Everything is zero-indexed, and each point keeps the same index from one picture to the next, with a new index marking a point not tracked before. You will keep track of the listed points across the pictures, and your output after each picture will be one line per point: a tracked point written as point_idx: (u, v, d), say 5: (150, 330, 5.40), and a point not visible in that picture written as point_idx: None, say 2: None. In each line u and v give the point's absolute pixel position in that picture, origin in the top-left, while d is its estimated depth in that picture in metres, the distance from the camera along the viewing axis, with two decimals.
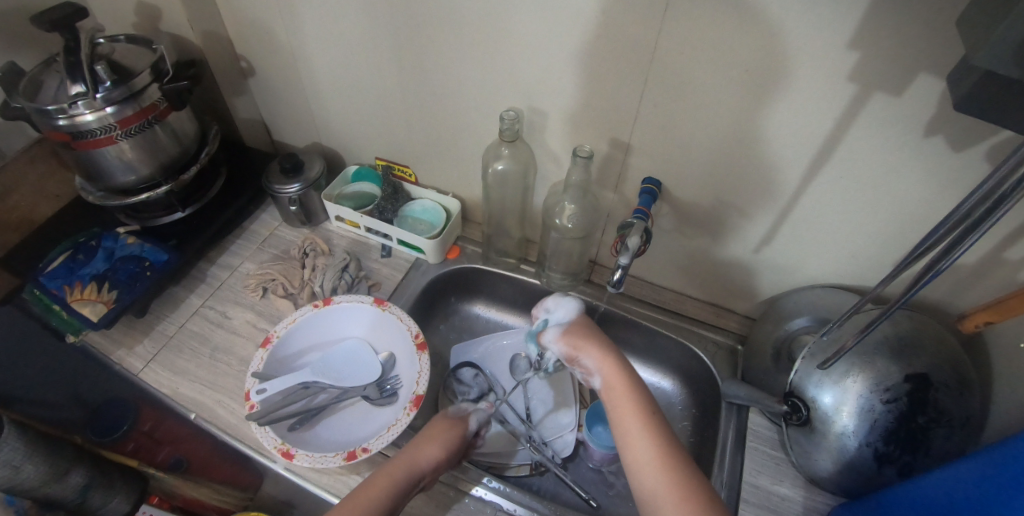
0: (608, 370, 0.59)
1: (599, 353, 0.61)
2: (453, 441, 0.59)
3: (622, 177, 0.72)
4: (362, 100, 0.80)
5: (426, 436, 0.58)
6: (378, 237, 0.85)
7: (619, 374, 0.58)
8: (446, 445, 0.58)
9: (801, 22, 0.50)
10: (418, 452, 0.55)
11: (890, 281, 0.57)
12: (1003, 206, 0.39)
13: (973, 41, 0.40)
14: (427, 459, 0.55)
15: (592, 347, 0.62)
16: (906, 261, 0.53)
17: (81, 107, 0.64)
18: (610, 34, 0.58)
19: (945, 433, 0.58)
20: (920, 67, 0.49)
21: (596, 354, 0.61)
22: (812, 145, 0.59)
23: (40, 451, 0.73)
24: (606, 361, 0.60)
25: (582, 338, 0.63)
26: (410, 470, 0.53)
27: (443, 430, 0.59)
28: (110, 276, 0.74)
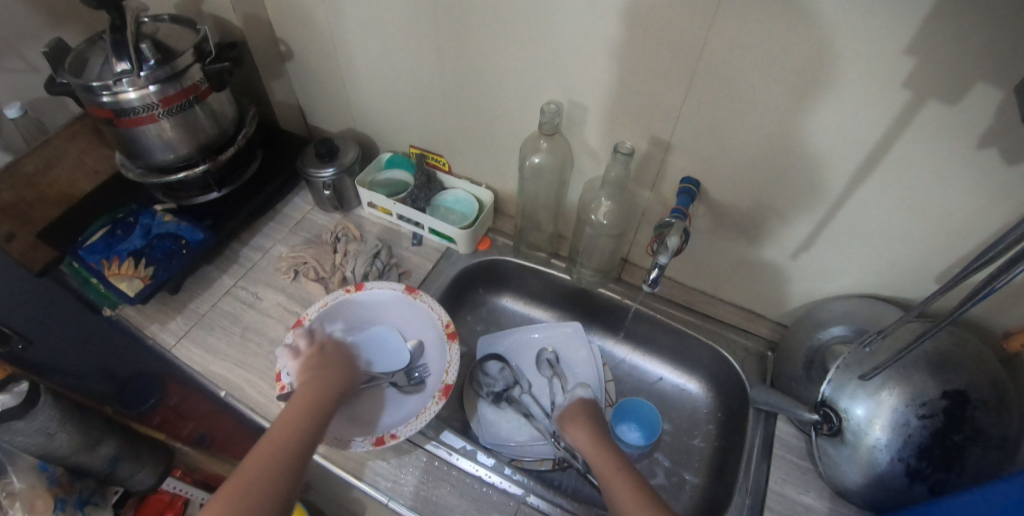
0: (594, 433, 0.61)
1: (594, 422, 0.64)
2: (330, 366, 0.62)
3: (660, 175, 0.71)
4: (399, 88, 0.80)
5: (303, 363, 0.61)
6: (409, 225, 0.85)
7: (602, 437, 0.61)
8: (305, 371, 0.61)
9: (858, 24, 0.49)
10: (307, 380, 0.59)
11: (938, 296, 0.56)
12: None
13: None
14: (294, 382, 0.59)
15: (588, 416, 0.65)
16: (962, 276, 0.52)
17: (125, 85, 0.65)
18: (657, 30, 0.57)
19: (981, 453, 0.56)
20: (981, 74, 0.47)
21: (589, 423, 0.63)
22: (860, 150, 0.58)
23: (74, 420, 0.75)
24: (595, 425, 0.63)
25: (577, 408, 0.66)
26: (320, 398, 0.57)
27: (326, 353, 0.63)
28: (147, 253, 0.75)
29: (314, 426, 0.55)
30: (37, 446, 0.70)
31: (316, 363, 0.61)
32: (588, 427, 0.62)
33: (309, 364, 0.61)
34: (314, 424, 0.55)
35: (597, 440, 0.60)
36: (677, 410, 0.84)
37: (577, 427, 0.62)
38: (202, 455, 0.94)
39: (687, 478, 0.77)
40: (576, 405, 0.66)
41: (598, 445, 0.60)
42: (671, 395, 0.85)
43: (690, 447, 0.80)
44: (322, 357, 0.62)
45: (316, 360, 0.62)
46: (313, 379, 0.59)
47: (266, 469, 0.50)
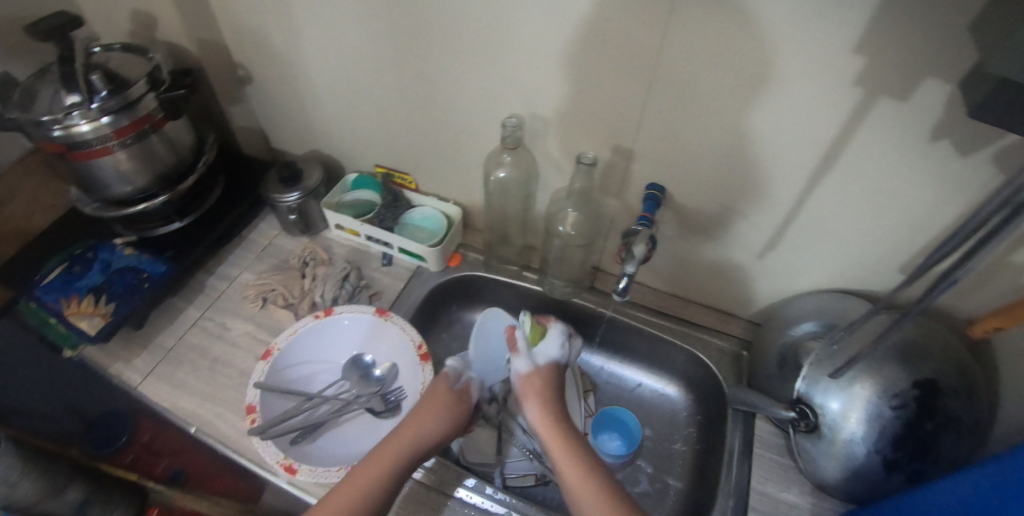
0: (548, 403, 0.65)
1: (552, 394, 0.66)
2: (455, 409, 0.62)
3: (625, 184, 0.72)
4: (361, 107, 0.80)
5: (428, 403, 0.61)
6: (378, 245, 0.84)
7: (558, 418, 0.63)
8: (445, 416, 0.61)
9: (808, 26, 0.49)
10: (420, 420, 0.59)
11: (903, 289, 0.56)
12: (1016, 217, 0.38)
13: (989, 45, 0.39)
14: (427, 433, 0.58)
15: (549, 386, 0.67)
16: (920, 271, 0.53)
17: (76, 117, 0.63)
18: (613, 41, 0.58)
19: (953, 440, 0.58)
20: (929, 71, 0.48)
21: (546, 393, 0.66)
22: (818, 149, 0.59)
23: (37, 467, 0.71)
24: (549, 394, 0.66)
25: (538, 382, 0.67)
26: (411, 440, 0.57)
27: (448, 395, 0.63)
28: (107, 288, 0.73)
29: (398, 473, 0.54)
30: None
31: (446, 402, 0.62)
32: (541, 399, 0.65)
33: (441, 403, 0.62)
34: (395, 469, 0.54)
35: (550, 413, 0.63)
36: (658, 414, 0.84)
37: (533, 403, 0.65)
38: (178, 492, 0.89)
39: (670, 483, 0.76)
40: (534, 376, 0.67)
41: (549, 417, 0.63)
42: (649, 400, 0.85)
43: (671, 452, 0.80)
44: (429, 396, 0.63)
45: (443, 404, 0.62)
46: (441, 419, 0.60)
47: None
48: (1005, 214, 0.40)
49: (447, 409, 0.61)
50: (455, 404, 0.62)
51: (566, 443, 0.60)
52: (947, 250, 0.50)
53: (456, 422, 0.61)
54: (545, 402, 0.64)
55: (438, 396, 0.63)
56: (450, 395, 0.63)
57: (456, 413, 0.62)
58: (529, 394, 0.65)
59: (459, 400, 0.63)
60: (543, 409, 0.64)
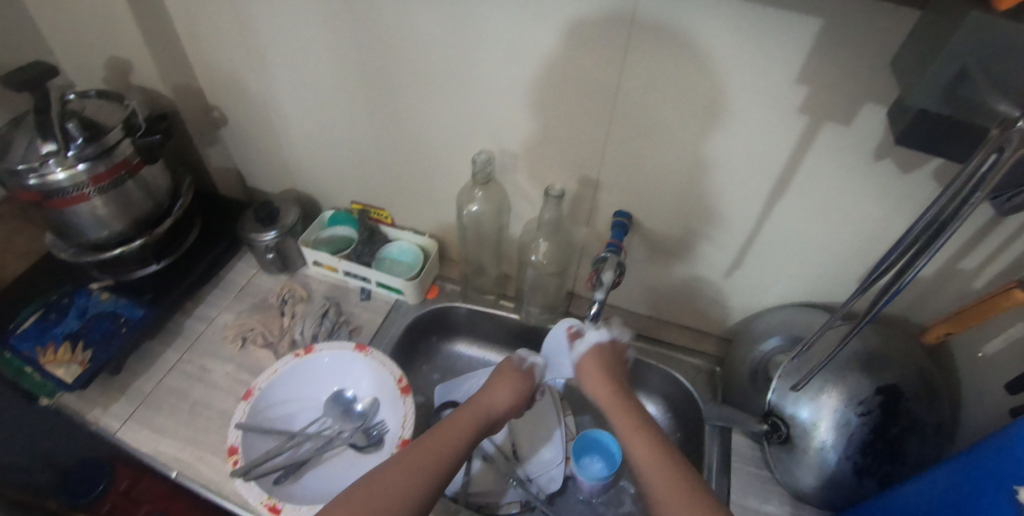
0: (611, 377, 0.63)
1: (614, 369, 0.64)
2: (523, 385, 0.66)
3: (594, 213, 0.74)
4: (335, 145, 0.82)
5: (500, 380, 0.65)
6: (356, 280, 0.85)
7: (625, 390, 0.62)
8: (513, 390, 0.64)
9: (752, 61, 0.53)
10: (494, 394, 0.63)
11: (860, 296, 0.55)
12: (947, 232, 0.40)
13: (909, 82, 0.41)
14: (499, 403, 0.62)
15: (611, 360, 0.65)
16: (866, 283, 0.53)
17: (53, 166, 0.64)
18: (573, 79, 0.61)
19: (918, 441, 0.59)
20: (866, 99, 0.52)
21: (608, 367, 0.64)
22: (772, 174, 0.62)
23: None
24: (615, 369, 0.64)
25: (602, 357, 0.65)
26: (484, 410, 0.60)
27: (519, 372, 0.67)
28: (84, 335, 0.73)
29: (472, 437, 0.57)
30: None
31: (518, 377, 0.66)
32: (605, 373, 0.63)
33: (511, 379, 0.66)
34: (469, 433, 0.57)
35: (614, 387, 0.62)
36: None
37: (595, 376, 0.63)
38: None
39: None
40: (609, 352, 0.66)
41: (614, 390, 0.61)
42: None
43: None
44: (504, 372, 0.66)
45: (517, 380, 0.66)
46: (512, 391, 0.64)
47: (423, 466, 0.51)
48: (931, 232, 0.43)
49: (516, 384, 0.65)
50: (527, 382, 0.67)
51: (630, 415, 0.58)
52: (882, 268, 0.49)
53: (523, 397, 0.65)
54: (608, 377, 0.63)
55: (507, 373, 0.66)
56: (522, 373, 0.67)
57: (524, 389, 0.65)
58: (587, 364, 0.64)
59: (525, 378, 0.67)
60: (608, 382, 0.62)
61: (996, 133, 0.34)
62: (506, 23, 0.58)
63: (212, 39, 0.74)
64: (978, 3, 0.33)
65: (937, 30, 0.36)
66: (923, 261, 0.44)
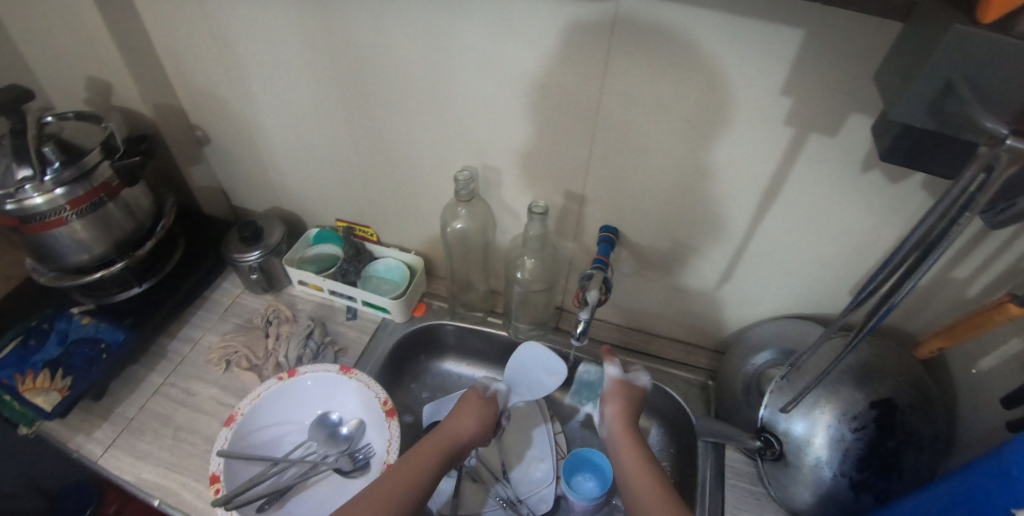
0: (628, 419, 0.67)
1: (632, 412, 0.69)
2: (488, 412, 0.69)
3: (580, 227, 0.73)
4: (318, 163, 0.81)
5: (464, 407, 0.69)
6: (342, 299, 0.84)
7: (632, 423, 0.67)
8: (478, 417, 0.68)
9: (734, 73, 0.52)
10: (461, 420, 0.67)
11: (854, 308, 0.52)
12: (932, 256, 0.39)
13: (891, 94, 0.39)
14: (465, 430, 0.65)
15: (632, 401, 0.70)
16: (858, 295, 0.50)
17: (30, 191, 0.63)
18: (554, 94, 0.60)
19: (915, 455, 0.57)
20: (851, 109, 0.50)
21: (625, 407, 0.69)
22: (759, 186, 0.61)
23: None
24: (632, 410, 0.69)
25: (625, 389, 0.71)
26: (454, 436, 0.64)
27: (486, 401, 0.71)
28: (65, 362, 0.71)
29: (443, 461, 0.61)
30: None
31: (483, 404, 0.70)
32: (622, 415, 0.68)
33: (476, 406, 0.69)
34: (440, 456, 0.61)
35: (630, 428, 0.66)
36: None
37: (613, 418, 0.68)
38: None
39: None
40: (627, 393, 0.70)
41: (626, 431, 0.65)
42: None
43: None
44: (468, 400, 0.70)
45: (483, 407, 0.69)
46: (478, 418, 0.68)
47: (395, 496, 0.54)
48: (918, 251, 0.42)
49: (482, 409, 0.69)
50: (491, 408, 0.70)
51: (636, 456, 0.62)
52: (872, 286, 0.48)
53: (490, 423, 0.69)
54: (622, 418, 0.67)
55: (472, 400, 0.70)
56: (485, 400, 0.70)
57: (491, 415, 0.69)
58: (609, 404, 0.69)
59: (490, 404, 0.70)
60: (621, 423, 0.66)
61: (985, 148, 0.32)
62: (485, 39, 0.57)
63: (192, 59, 0.74)
64: (962, 17, 0.32)
65: (919, 45, 0.35)
66: (911, 281, 0.42)
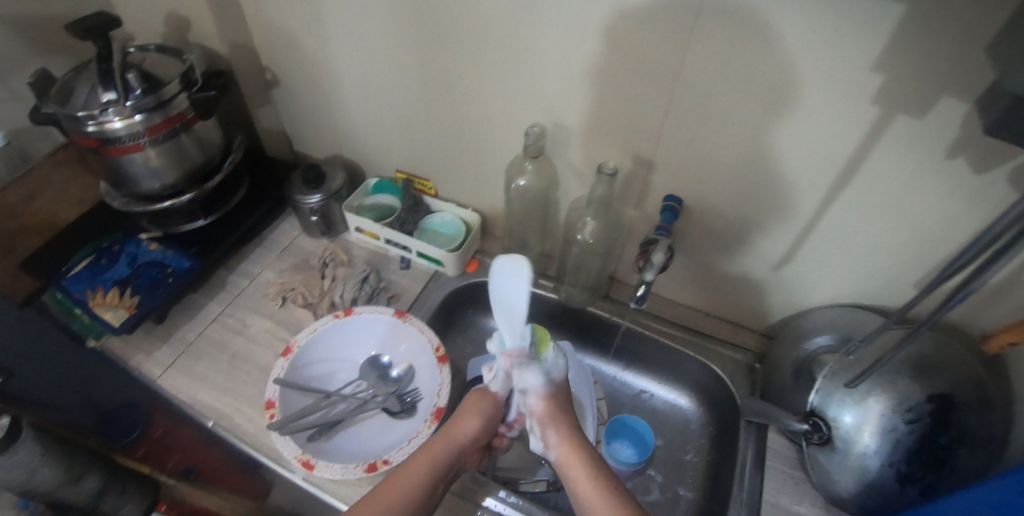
0: (564, 424, 0.60)
1: (563, 414, 0.61)
2: (489, 411, 0.63)
3: (644, 193, 0.73)
4: (386, 112, 0.82)
5: (464, 410, 0.63)
6: (397, 249, 0.87)
7: (582, 446, 0.58)
8: (480, 416, 0.62)
9: (828, 43, 0.50)
10: (458, 425, 0.60)
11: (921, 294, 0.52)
12: None
13: None
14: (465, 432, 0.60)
15: (561, 406, 0.62)
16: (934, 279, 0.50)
17: (111, 114, 0.64)
18: (632, 52, 0.59)
19: (967, 453, 0.55)
20: (943, 90, 0.49)
21: (559, 412, 0.61)
22: (837, 164, 0.59)
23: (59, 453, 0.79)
24: (563, 416, 0.61)
25: (556, 396, 0.62)
26: (450, 449, 0.58)
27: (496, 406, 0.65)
28: (132, 282, 0.74)
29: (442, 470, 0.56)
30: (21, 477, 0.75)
31: (489, 408, 0.64)
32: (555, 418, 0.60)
33: (476, 407, 0.63)
34: (432, 472, 0.55)
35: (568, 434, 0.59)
36: (668, 424, 0.85)
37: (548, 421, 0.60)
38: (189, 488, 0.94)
39: (682, 493, 0.77)
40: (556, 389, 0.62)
41: (567, 439, 0.59)
42: (662, 410, 0.86)
43: (683, 463, 0.80)
44: (478, 402, 0.64)
45: (490, 413, 0.64)
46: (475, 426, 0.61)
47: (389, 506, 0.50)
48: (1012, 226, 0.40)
49: (480, 409, 0.63)
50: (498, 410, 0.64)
51: (581, 468, 0.56)
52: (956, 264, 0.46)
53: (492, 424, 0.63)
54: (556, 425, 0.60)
55: (472, 401, 0.64)
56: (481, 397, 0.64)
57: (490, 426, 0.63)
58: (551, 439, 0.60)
59: (488, 400, 0.64)
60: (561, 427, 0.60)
61: None
62: None
63: None
64: None
65: None
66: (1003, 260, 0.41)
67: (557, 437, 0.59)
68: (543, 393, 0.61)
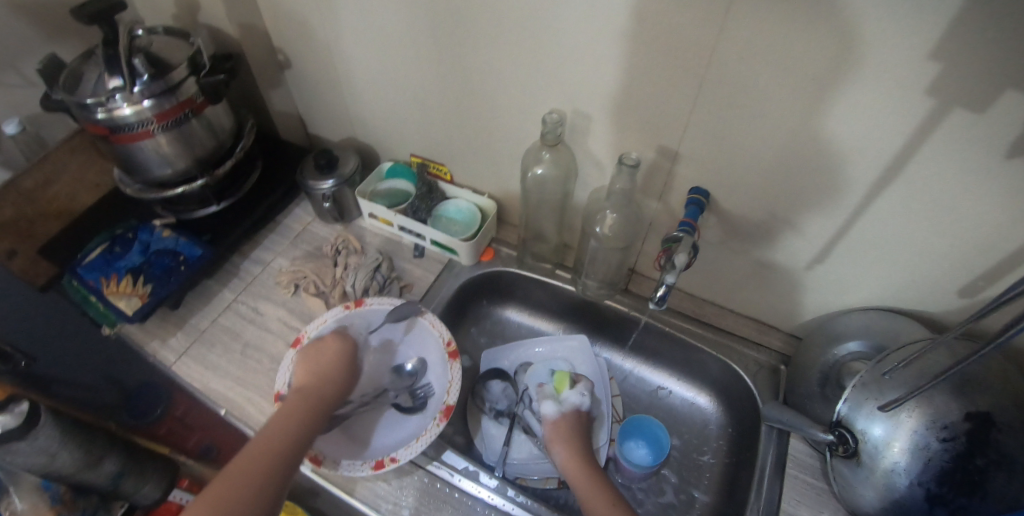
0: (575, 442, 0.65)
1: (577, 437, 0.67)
2: (314, 356, 0.64)
3: (668, 186, 0.69)
4: (399, 96, 0.79)
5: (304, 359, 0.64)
6: (411, 237, 0.85)
7: (590, 460, 0.63)
8: (306, 363, 0.63)
9: (876, 29, 0.45)
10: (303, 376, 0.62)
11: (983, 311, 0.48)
12: None
13: None
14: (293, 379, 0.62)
15: (571, 428, 0.67)
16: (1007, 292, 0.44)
17: (120, 101, 0.62)
18: (659, 36, 0.54)
19: (1006, 478, 0.51)
20: (1008, 83, 0.44)
21: (569, 434, 0.66)
22: (881, 161, 0.54)
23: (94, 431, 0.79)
24: (576, 439, 0.66)
25: (568, 422, 0.68)
26: (320, 393, 0.60)
27: (326, 352, 0.65)
28: (145, 269, 0.74)
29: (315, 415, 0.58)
30: (40, 466, 0.70)
31: (316, 353, 0.65)
32: (569, 437, 0.66)
33: (309, 357, 0.64)
34: (302, 421, 0.57)
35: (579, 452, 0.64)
36: (687, 424, 0.82)
37: (560, 440, 0.66)
38: (207, 468, 0.95)
39: (696, 496, 0.75)
40: (569, 415, 0.69)
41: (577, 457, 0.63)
42: (680, 409, 0.84)
43: (699, 464, 0.78)
44: (316, 352, 0.65)
45: (316, 359, 0.64)
46: (304, 376, 0.62)
47: (267, 452, 0.53)
48: None
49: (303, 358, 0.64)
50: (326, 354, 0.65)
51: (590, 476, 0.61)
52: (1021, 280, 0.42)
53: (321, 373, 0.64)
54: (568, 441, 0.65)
55: (302, 352, 0.65)
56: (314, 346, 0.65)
57: (340, 368, 0.64)
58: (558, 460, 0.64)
59: (311, 349, 0.65)
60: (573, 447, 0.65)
61: None
62: None
63: None
64: None
65: None
66: None
67: (567, 453, 0.64)
68: (555, 418, 0.68)
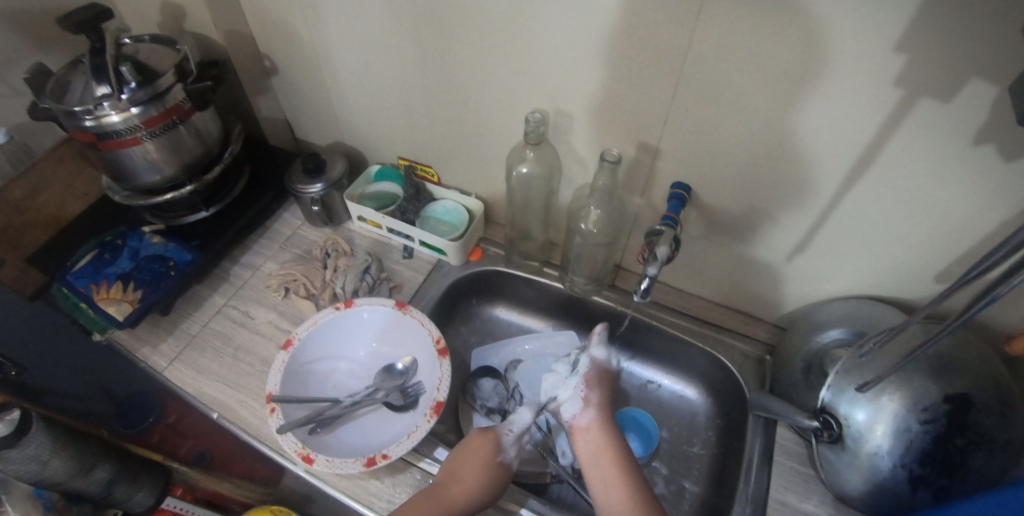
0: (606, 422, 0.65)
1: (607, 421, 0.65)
2: (484, 461, 0.59)
3: (650, 181, 0.70)
4: (385, 99, 0.80)
5: (463, 465, 0.58)
6: (399, 238, 0.86)
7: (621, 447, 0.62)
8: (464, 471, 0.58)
9: (843, 24, 0.47)
10: (463, 481, 0.56)
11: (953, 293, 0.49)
12: None
13: None
14: (470, 485, 0.56)
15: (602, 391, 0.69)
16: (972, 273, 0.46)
17: (107, 108, 0.63)
18: (637, 34, 0.56)
19: (985, 456, 0.53)
20: (971, 73, 0.45)
21: (600, 385, 0.70)
22: (853, 152, 0.56)
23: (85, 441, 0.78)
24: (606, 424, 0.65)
25: (598, 379, 0.70)
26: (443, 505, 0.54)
27: (475, 457, 0.59)
28: (135, 275, 0.74)
29: None
30: (31, 473, 0.69)
31: (469, 458, 0.59)
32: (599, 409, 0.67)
33: (475, 463, 0.58)
34: None
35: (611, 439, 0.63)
36: (676, 416, 0.83)
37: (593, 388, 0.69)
38: (200, 473, 0.94)
39: (687, 487, 0.76)
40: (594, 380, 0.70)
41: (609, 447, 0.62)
42: (669, 402, 0.85)
43: (689, 455, 0.79)
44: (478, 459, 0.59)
45: (467, 466, 0.58)
46: (436, 495, 0.56)
47: None
48: None
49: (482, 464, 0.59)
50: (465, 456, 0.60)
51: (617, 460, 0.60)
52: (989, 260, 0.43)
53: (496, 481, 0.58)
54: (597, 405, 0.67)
55: (472, 457, 0.59)
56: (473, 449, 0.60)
57: (486, 480, 0.57)
58: (592, 402, 0.67)
59: (485, 451, 0.60)
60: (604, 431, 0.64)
61: None
62: None
63: None
64: None
65: None
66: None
67: (593, 413, 0.66)
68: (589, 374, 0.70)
